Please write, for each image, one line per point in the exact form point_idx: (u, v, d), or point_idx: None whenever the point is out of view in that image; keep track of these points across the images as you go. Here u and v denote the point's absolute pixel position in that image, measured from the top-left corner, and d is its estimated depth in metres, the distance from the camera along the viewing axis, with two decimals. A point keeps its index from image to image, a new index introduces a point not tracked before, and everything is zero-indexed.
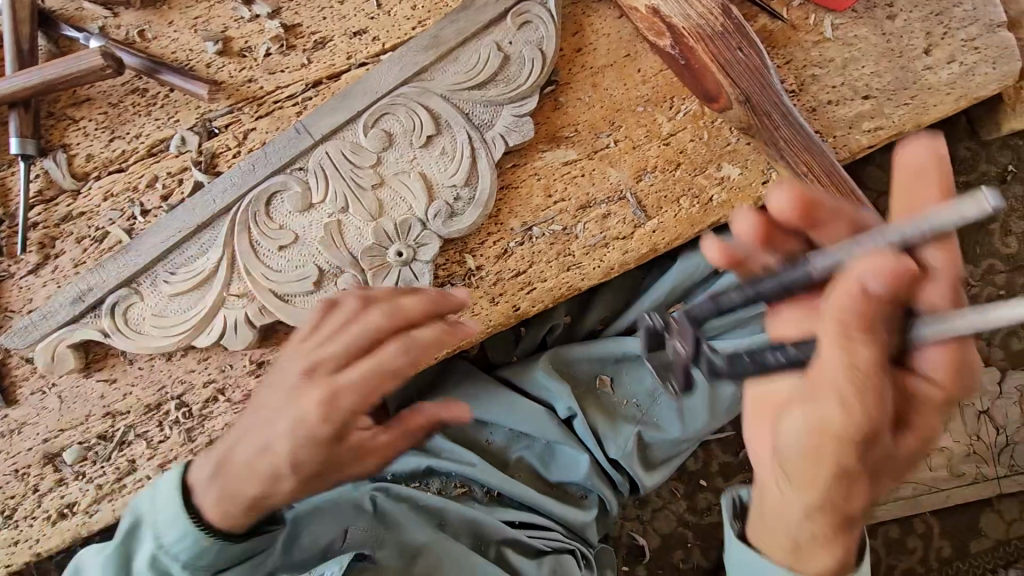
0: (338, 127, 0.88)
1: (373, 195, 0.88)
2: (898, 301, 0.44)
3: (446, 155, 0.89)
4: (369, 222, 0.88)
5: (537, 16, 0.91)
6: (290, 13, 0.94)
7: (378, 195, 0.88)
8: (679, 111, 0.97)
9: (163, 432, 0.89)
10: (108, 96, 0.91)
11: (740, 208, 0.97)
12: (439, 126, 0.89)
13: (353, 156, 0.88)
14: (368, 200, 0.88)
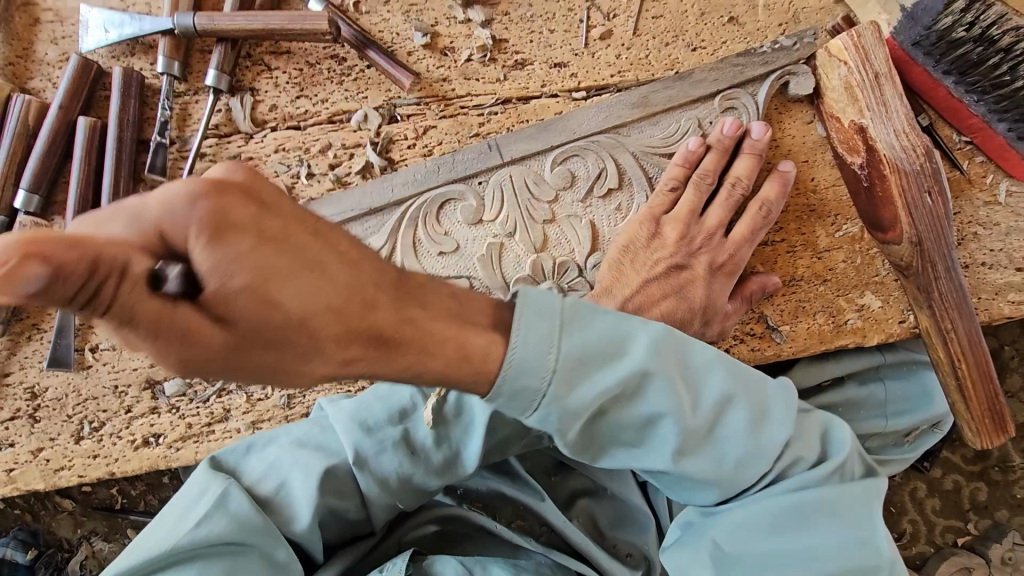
0: (527, 156, 0.91)
1: (542, 229, 0.91)
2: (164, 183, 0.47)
3: (619, 212, 0.93)
4: (530, 253, 0.90)
5: (744, 105, 0.94)
6: (500, 26, 0.95)
7: (546, 230, 0.91)
8: (840, 229, 0.97)
9: (264, 391, 0.90)
10: (308, 54, 0.92)
11: (870, 338, 0.97)
12: (621, 181, 0.93)
13: (534, 187, 0.91)
14: (536, 231, 0.91)
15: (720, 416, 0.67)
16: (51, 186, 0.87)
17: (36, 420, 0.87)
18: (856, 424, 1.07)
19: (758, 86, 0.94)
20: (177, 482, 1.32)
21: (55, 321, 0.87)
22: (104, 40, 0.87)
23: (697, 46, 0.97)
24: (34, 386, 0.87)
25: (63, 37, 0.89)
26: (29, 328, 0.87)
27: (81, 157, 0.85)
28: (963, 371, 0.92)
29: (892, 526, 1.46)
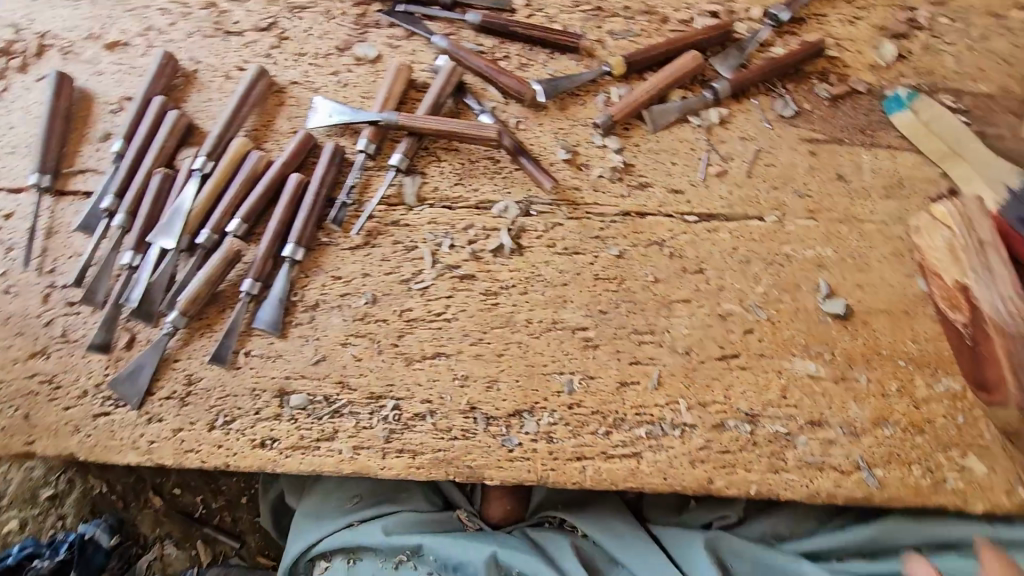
0: (621, 256, 1.07)
1: (625, 317, 1.03)
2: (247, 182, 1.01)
3: (701, 320, 1.02)
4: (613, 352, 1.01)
5: (829, 252, 1.06)
6: (630, 155, 1.14)
7: (629, 319, 1.03)
8: (940, 384, 0.96)
9: (369, 421, 1.00)
10: (472, 154, 1.15)
11: (972, 504, 0.91)
12: (698, 294, 1.04)
13: (627, 289, 1.05)
14: (619, 320, 1.03)
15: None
16: (257, 220, 1.10)
17: (184, 403, 1.02)
18: None
19: (846, 232, 1.07)
20: (251, 504, 1.42)
21: (225, 323, 1.05)
22: (327, 122, 1.15)
23: (804, 194, 1.09)
24: (191, 375, 1.03)
25: (298, 117, 1.18)
26: (205, 326, 1.05)
27: (287, 202, 1.09)
28: None
29: None
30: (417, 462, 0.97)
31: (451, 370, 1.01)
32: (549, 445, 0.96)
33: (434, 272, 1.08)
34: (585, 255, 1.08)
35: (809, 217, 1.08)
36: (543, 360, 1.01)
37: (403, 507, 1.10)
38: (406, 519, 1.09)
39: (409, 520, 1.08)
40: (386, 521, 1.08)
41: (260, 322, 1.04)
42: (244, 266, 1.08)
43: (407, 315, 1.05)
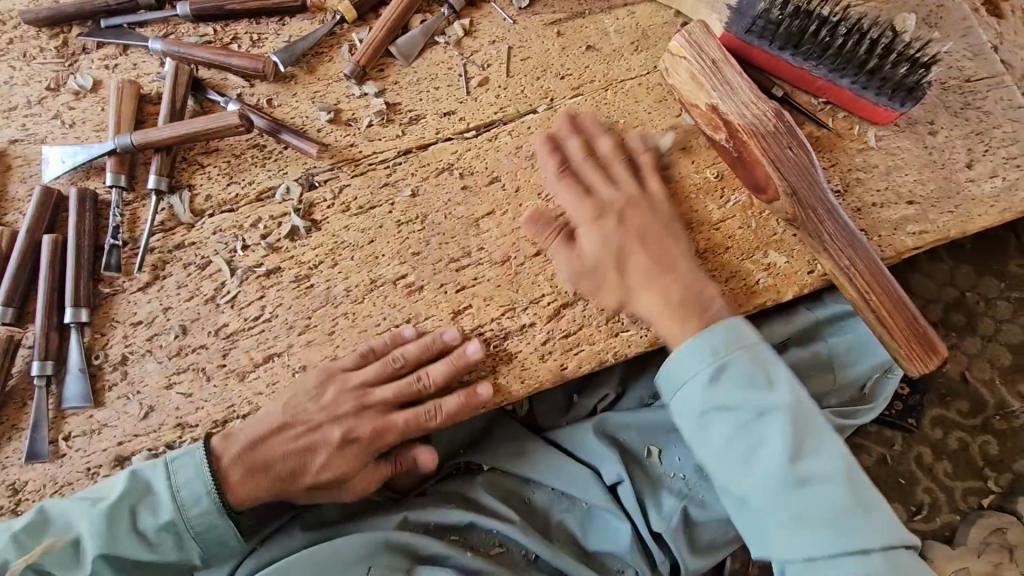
0: (417, 195, 1.06)
1: (439, 251, 1.04)
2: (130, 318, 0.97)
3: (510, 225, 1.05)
4: (438, 289, 1.02)
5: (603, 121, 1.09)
6: (393, 93, 1.11)
7: (444, 251, 1.04)
8: (729, 201, 1.06)
9: (224, 449, 0.95)
10: (234, 149, 1.08)
11: (784, 293, 1.02)
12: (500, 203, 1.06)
13: (433, 223, 1.05)
14: (434, 255, 1.04)
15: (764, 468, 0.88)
16: (23, 299, 0.99)
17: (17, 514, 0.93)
18: (812, 386, 1.08)
19: (612, 97, 1.10)
20: None
21: (30, 417, 0.95)
22: (62, 169, 1.04)
23: (565, 74, 1.11)
24: (15, 483, 0.94)
25: (30, 176, 1.06)
26: (9, 429, 0.95)
27: (47, 267, 0.99)
28: (875, 302, 0.97)
29: (908, 498, 1.36)
30: (287, 466, 0.95)
31: (286, 367, 0.99)
32: (408, 396, 0.98)
33: (237, 279, 1.02)
34: (382, 206, 1.06)
35: (576, 94, 1.11)
36: (374, 321, 1.01)
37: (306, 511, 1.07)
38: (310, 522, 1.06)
39: (317, 518, 1.07)
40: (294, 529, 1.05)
41: (68, 401, 0.96)
42: (28, 351, 0.98)
43: (225, 331, 1.00)
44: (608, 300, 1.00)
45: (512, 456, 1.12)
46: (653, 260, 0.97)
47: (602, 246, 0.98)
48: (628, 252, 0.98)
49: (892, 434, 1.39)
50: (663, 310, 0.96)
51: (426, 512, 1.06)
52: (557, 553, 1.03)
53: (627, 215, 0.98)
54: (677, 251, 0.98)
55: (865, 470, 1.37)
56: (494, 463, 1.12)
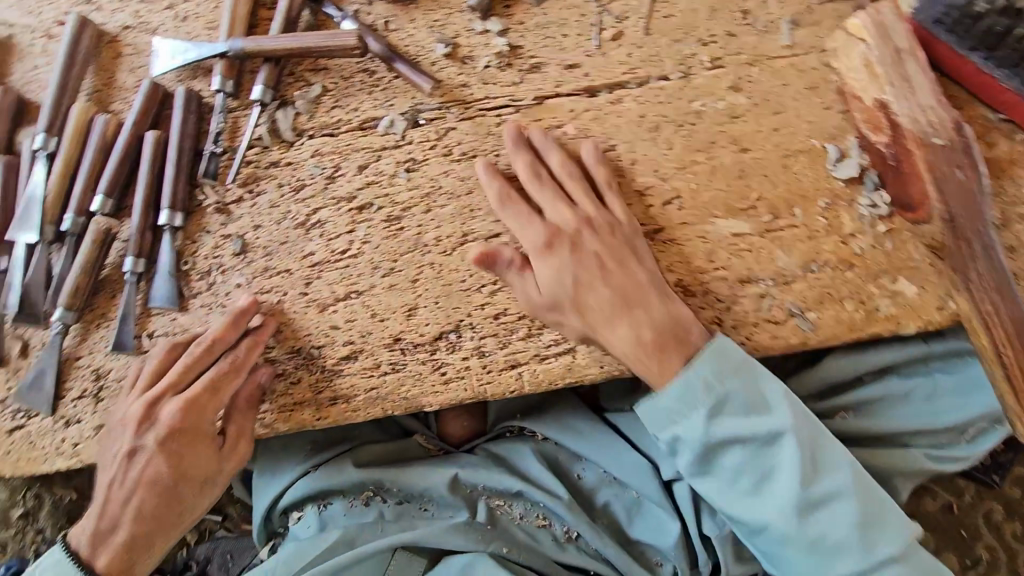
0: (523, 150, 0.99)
1: None
2: (188, 424, 0.92)
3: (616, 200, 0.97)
4: None
5: (740, 101, 0.98)
6: (517, 35, 1.02)
7: None
8: (862, 214, 0.95)
9: (296, 375, 0.96)
10: (343, 70, 1.02)
11: (906, 325, 0.92)
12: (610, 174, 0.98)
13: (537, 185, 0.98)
14: None
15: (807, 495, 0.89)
16: (122, 192, 0.99)
17: (98, 399, 0.96)
18: (900, 419, 0.99)
19: (757, 75, 0.99)
20: None
21: (118, 309, 0.97)
22: (172, 66, 1.00)
23: (708, 41, 1.00)
24: (99, 369, 0.97)
25: (140, 67, 1.04)
26: (98, 316, 0.98)
27: (148, 163, 0.97)
28: (1010, 358, 0.88)
29: (967, 554, 1.27)
30: (354, 404, 0.95)
31: (364, 307, 0.97)
32: (482, 359, 0.94)
33: (329, 209, 0.99)
34: (485, 156, 0.99)
35: (716, 66, 0.99)
36: (460, 276, 0.96)
37: (363, 448, 1.09)
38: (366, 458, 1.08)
39: (370, 458, 1.09)
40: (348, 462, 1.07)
41: (153, 300, 0.97)
42: (122, 244, 0.99)
43: (310, 259, 0.98)
44: (570, 335, 0.93)
45: (567, 431, 1.09)
46: (602, 266, 0.91)
47: (555, 280, 0.91)
48: (589, 285, 0.91)
49: (966, 485, 1.30)
50: (636, 349, 0.90)
51: (476, 474, 1.06)
52: (597, 536, 1.01)
53: (582, 242, 0.91)
54: (642, 281, 0.91)
55: (927, 515, 1.29)
56: (548, 434, 1.09)
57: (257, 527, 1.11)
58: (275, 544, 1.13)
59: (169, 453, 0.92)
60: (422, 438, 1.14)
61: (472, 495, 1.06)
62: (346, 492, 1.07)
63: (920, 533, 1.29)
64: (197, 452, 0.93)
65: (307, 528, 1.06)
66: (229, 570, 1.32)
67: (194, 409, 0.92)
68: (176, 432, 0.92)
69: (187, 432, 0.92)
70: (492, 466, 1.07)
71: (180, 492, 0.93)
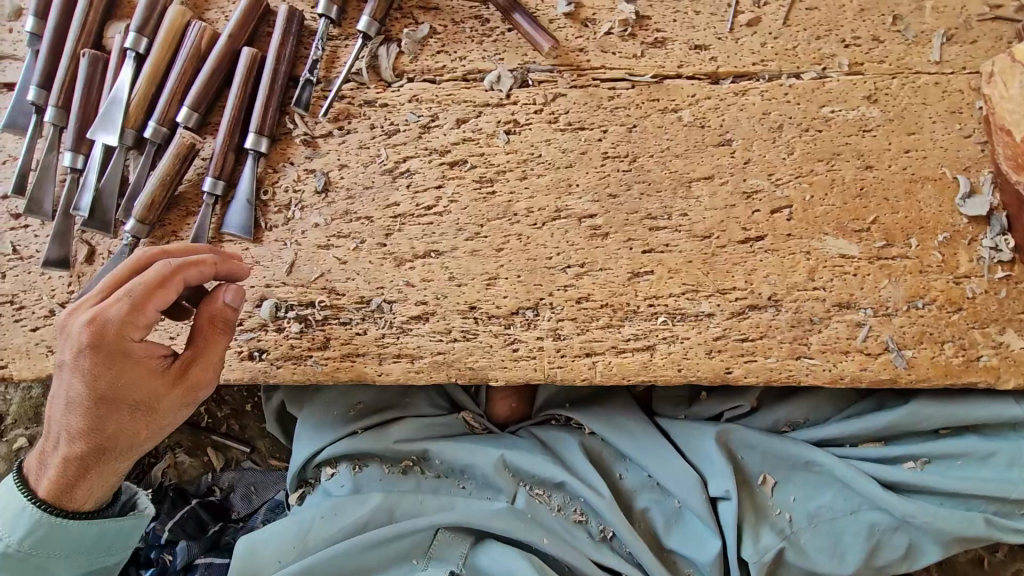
0: (632, 131, 0.93)
1: (637, 201, 0.92)
2: (115, 339, 0.78)
3: (721, 198, 0.92)
4: (624, 244, 0.92)
5: (874, 114, 0.91)
6: (645, 4, 0.94)
7: (643, 204, 0.92)
8: (982, 256, 0.89)
9: (362, 326, 0.93)
10: (455, 13, 0.95)
11: (1004, 380, 0.88)
12: (720, 171, 0.92)
13: (641, 170, 0.92)
14: (629, 204, 0.92)
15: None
16: (208, 108, 0.95)
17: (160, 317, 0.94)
18: (975, 481, 0.94)
19: (897, 88, 0.91)
20: (257, 411, 1.40)
21: (191, 230, 0.94)
22: None
23: (850, 43, 0.92)
24: None
25: None
26: (169, 234, 0.94)
27: (240, 82, 0.92)
28: None
29: None
30: (419, 366, 0.93)
31: (443, 269, 0.93)
32: (557, 342, 0.91)
33: (419, 160, 0.94)
34: (592, 130, 0.93)
35: (854, 72, 0.92)
36: (547, 253, 0.92)
37: (406, 418, 1.08)
38: (405, 430, 1.07)
39: (410, 430, 1.07)
40: (389, 432, 1.07)
41: (227, 226, 0.93)
42: (203, 163, 0.95)
43: (393, 210, 0.94)
44: None
45: (617, 430, 1.06)
46: None
47: None
48: None
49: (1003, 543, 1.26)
50: None
51: (523, 459, 1.04)
52: (633, 539, 0.99)
53: None
54: None
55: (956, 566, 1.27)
56: (596, 429, 1.07)
57: (290, 476, 1.11)
58: (304, 493, 1.12)
59: (94, 374, 0.78)
60: (468, 416, 1.11)
61: (514, 479, 1.05)
62: (385, 457, 1.07)
63: None
64: (129, 373, 0.79)
65: (342, 486, 1.07)
66: (252, 501, 1.33)
67: (121, 323, 0.77)
68: (97, 348, 0.78)
69: (111, 349, 0.78)
70: (537, 452, 1.06)
71: (120, 422, 0.80)
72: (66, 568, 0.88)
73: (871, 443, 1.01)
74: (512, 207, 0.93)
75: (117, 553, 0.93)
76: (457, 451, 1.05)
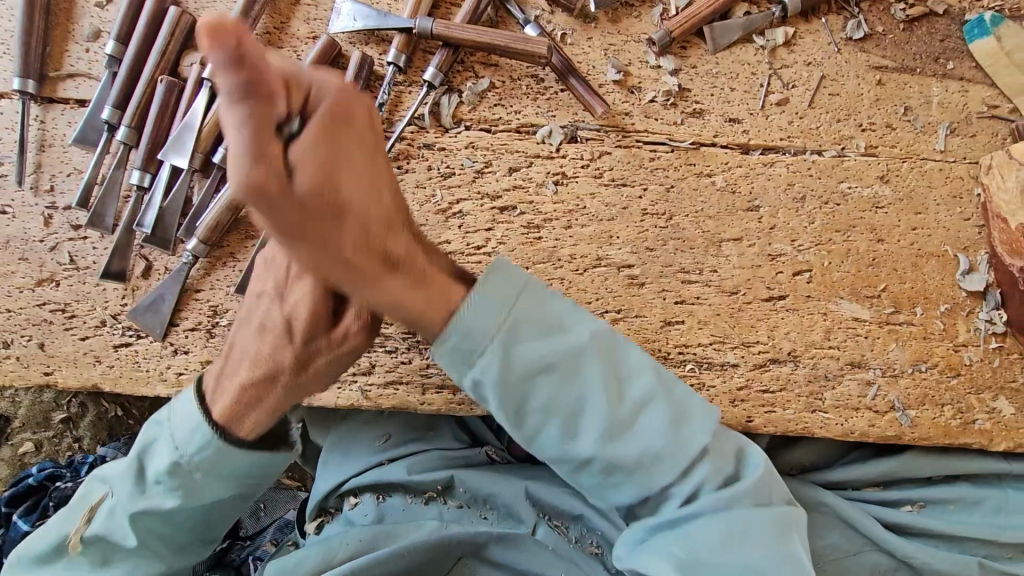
0: (670, 190, 1.01)
1: (671, 255, 1.00)
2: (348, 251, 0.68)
3: (748, 258, 1.00)
4: (658, 294, 0.99)
5: (886, 193, 1.01)
6: (687, 77, 1.03)
7: (677, 258, 1.00)
8: (977, 327, 0.98)
9: (408, 356, 0.98)
10: (513, 71, 1.03)
11: (996, 443, 0.97)
12: (747, 234, 1.00)
13: (677, 227, 1.00)
14: (664, 257, 1.00)
15: (640, 412, 0.81)
16: None
17: (211, 335, 0.98)
18: (966, 524, 1.02)
19: (907, 171, 1.02)
20: None
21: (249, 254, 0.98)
22: (351, 27, 1.01)
23: (867, 128, 1.02)
24: (216, 306, 0.98)
25: (315, 19, 1.04)
26: (226, 255, 0.98)
27: None
28: None
29: None
30: (459, 398, 0.97)
31: None
32: None
33: (472, 203, 1.01)
34: (633, 187, 1.01)
35: (870, 154, 1.02)
36: (586, 297, 0.99)
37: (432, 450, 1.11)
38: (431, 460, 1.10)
39: (436, 460, 1.10)
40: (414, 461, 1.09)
41: None
42: None
43: (444, 248, 1.00)
44: None
45: None
46: None
47: None
48: None
49: None
50: None
51: (544, 489, 1.05)
52: None
53: None
54: None
55: None
56: None
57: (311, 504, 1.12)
58: (322, 523, 1.13)
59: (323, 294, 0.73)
60: (490, 451, 1.13)
61: (535, 512, 1.05)
62: (408, 487, 1.08)
63: None
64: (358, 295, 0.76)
65: (365, 516, 1.07)
66: (263, 519, 1.34)
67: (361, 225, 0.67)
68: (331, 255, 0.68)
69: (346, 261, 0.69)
70: (558, 484, 1.07)
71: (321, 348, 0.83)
72: (214, 494, 0.86)
73: (872, 488, 1.09)
74: (556, 252, 1.00)
75: (237, 506, 0.91)
76: (479, 481, 1.07)
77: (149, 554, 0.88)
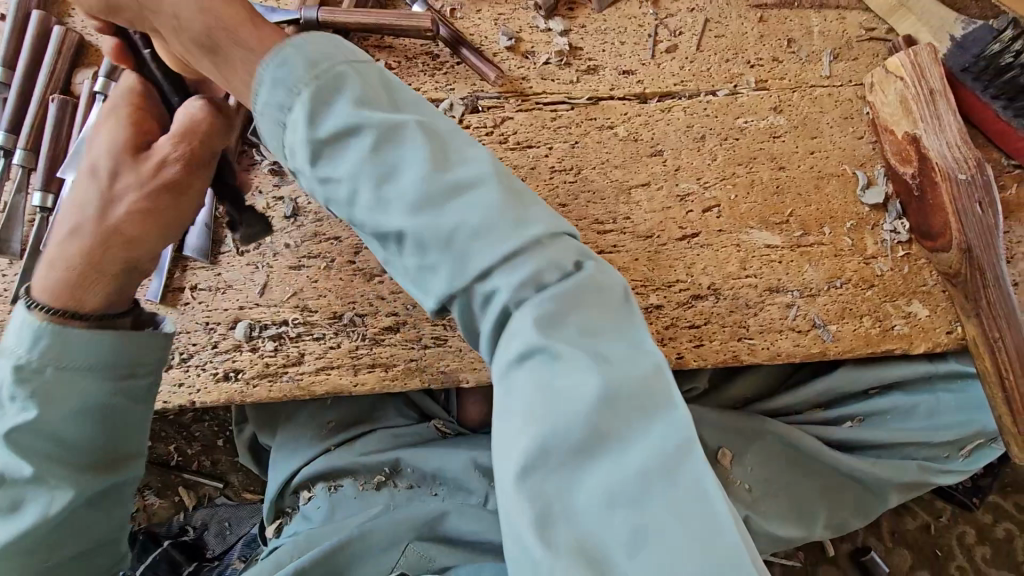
0: (574, 146, 1.03)
1: (584, 208, 1.02)
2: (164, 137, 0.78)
3: (658, 201, 1.02)
4: None
5: (781, 122, 1.05)
6: (577, 36, 1.06)
7: (591, 210, 1.02)
8: (883, 239, 1.02)
9: (337, 341, 0.98)
10: (407, 50, 1.05)
11: (916, 345, 1.00)
12: (654, 178, 1.03)
13: (586, 180, 1.03)
14: (577, 211, 1.02)
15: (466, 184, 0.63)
16: None
17: None
18: (903, 432, 1.05)
19: (798, 100, 1.05)
20: (229, 446, 1.40)
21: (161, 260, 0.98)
22: None
23: (755, 63, 1.06)
24: None
25: None
26: None
27: None
28: (1011, 382, 0.93)
29: (938, 570, 1.35)
30: (392, 374, 0.97)
31: None
32: None
33: None
34: (539, 148, 1.03)
35: (761, 88, 1.06)
36: None
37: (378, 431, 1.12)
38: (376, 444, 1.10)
39: (383, 441, 1.11)
40: (360, 446, 1.09)
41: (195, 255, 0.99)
42: None
43: None
44: None
45: None
46: None
47: None
48: None
49: (943, 505, 1.37)
50: None
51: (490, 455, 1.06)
52: None
53: None
54: None
55: (905, 531, 1.37)
56: None
57: (267, 504, 1.11)
58: (280, 524, 1.11)
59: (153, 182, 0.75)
60: (440, 425, 1.15)
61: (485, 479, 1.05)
62: (357, 472, 1.08)
63: (897, 549, 1.37)
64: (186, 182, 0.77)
65: (319, 509, 1.06)
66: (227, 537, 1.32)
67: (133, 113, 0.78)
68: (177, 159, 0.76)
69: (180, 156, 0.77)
70: None
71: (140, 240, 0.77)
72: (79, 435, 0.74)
73: (814, 411, 1.10)
74: None
75: (139, 410, 0.79)
76: (427, 458, 1.07)
77: (52, 479, 0.73)
